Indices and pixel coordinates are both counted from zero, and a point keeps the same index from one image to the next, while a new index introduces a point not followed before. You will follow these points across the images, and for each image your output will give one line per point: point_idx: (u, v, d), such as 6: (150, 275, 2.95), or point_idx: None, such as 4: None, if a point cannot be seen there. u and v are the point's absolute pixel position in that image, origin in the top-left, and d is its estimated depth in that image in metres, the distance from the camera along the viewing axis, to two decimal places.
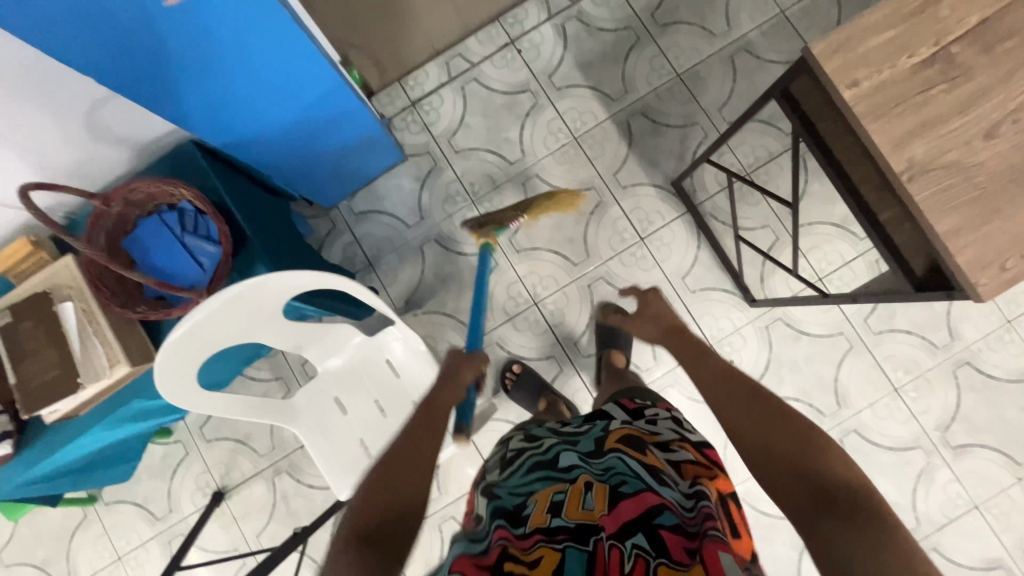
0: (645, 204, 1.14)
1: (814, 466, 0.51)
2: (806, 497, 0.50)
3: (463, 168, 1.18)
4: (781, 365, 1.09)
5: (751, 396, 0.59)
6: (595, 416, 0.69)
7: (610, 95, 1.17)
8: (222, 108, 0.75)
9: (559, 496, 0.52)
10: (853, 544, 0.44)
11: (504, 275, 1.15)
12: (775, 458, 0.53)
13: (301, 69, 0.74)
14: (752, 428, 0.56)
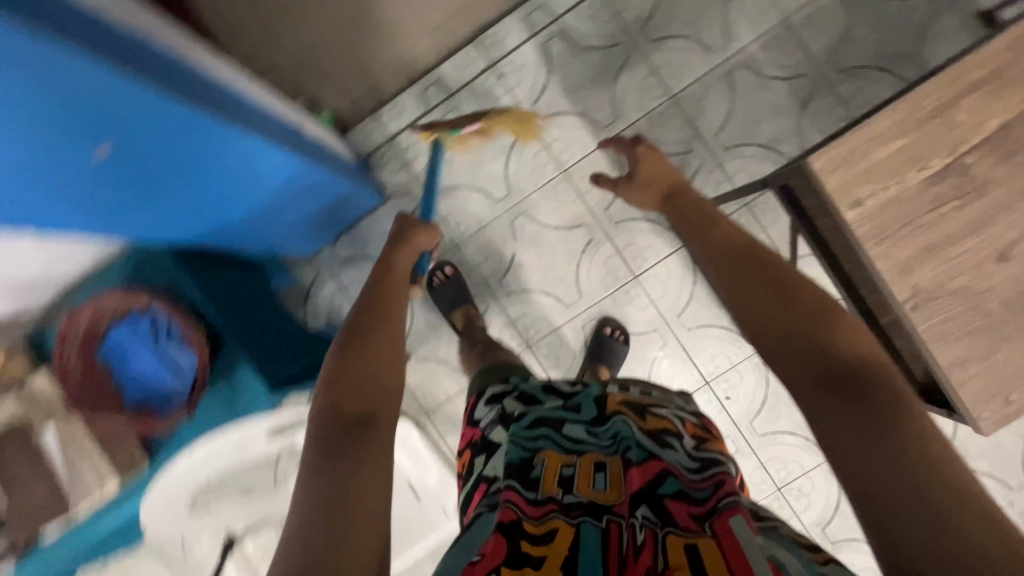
0: (638, 239, 1.10)
1: (830, 341, 0.47)
2: (812, 377, 0.46)
3: (447, 208, 1.13)
4: (778, 398, 1.09)
5: (766, 268, 0.54)
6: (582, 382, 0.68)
7: (598, 121, 1.09)
8: (191, 218, 0.72)
9: (568, 471, 0.51)
10: (860, 424, 0.41)
11: (496, 316, 1.14)
12: (789, 330, 0.49)
13: (263, 174, 0.72)
14: (768, 296, 0.52)
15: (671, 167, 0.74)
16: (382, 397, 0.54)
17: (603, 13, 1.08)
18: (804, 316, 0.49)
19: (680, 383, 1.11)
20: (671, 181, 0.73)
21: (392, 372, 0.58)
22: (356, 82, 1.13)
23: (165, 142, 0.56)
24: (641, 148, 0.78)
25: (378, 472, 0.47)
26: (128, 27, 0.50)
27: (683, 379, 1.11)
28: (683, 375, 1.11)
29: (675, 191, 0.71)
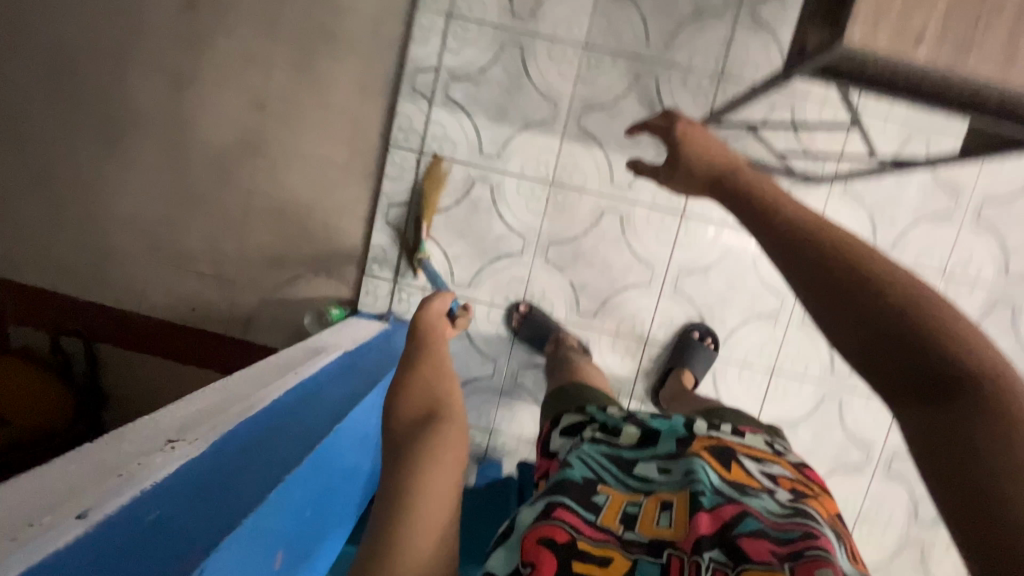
0: (659, 182, 1.04)
1: (928, 334, 0.39)
2: (908, 379, 0.40)
3: (488, 293, 1.09)
4: (882, 205, 1.03)
5: (830, 246, 0.44)
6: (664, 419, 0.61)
7: (545, 119, 1.04)
8: (343, 511, 0.68)
9: (632, 510, 0.49)
10: (965, 435, 0.36)
11: (600, 341, 1.09)
12: (889, 330, 0.40)
13: (355, 448, 0.68)
14: (855, 285, 0.42)
15: (719, 141, 0.56)
16: (443, 407, 0.56)
17: (471, 30, 1.02)
18: (903, 310, 0.40)
19: None
20: (727, 161, 0.54)
21: (447, 386, 0.60)
22: (331, 259, 1.12)
23: (303, 492, 0.52)
24: (675, 127, 0.56)
25: (450, 475, 0.48)
26: (197, 452, 0.46)
27: None
28: None
29: (724, 170, 0.54)
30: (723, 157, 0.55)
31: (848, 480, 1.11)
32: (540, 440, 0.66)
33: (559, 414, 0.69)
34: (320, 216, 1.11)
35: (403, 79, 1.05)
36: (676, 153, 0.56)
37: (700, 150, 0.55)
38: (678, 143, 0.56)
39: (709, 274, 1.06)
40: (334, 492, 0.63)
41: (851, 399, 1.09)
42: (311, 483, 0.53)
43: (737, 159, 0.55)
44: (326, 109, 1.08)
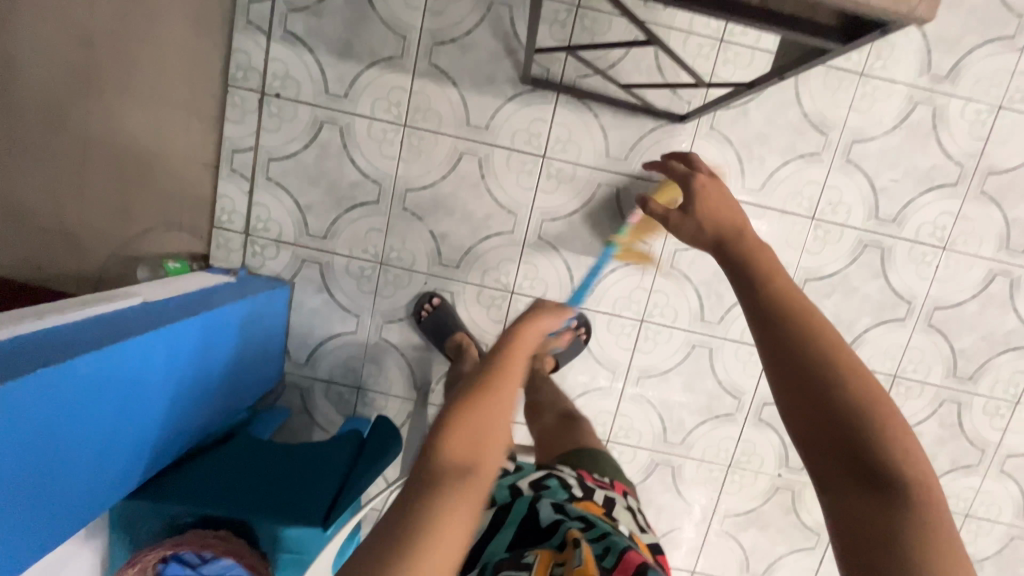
0: (519, 122, 0.99)
1: (872, 439, 0.42)
2: (842, 463, 0.43)
3: (345, 245, 1.04)
4: (750, 145, 0.99)
5: (812, 335, 0.46)
6: (550, 475, 0.74)
7: (393, 55, 0.97)
8: (136, 443, 0.72)
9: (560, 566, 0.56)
10: (885, 541, 0.40)
11: (466, 293, 1.05)
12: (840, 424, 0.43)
13: (161, 367, 0.74)
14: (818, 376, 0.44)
15: (733, 204, 0.61)
16: (480, 473, 0.44)
17: None
18: (847, 410, 0.43)
19: None
20: (734, 221, 0.59)
21: (501, 431, 0.47)
22: (181, 209, 1.05)
23: (24, 420, 0.55)
24: (693, 176, 0.65)
25: (448, 548, 0.40)
26: None
27: None
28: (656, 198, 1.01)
29: (729, 232, 0.57)
30: (733, 219, 0.59)
31: (721, 428, 1.11)
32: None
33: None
34: (166, 163, 1.04)
35: (237, 10, 0.96)
36: (692, 195, 0.64)
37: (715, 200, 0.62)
38: (693, 192, 0.64)
39: (574, 221, 1.02)
40: (106, 425, 0.67)
41: (722, 347, 1.07)
42: (38, 414, 0.57)
43: (740, 218, 0.59)
44: (160, 44, 1.00)
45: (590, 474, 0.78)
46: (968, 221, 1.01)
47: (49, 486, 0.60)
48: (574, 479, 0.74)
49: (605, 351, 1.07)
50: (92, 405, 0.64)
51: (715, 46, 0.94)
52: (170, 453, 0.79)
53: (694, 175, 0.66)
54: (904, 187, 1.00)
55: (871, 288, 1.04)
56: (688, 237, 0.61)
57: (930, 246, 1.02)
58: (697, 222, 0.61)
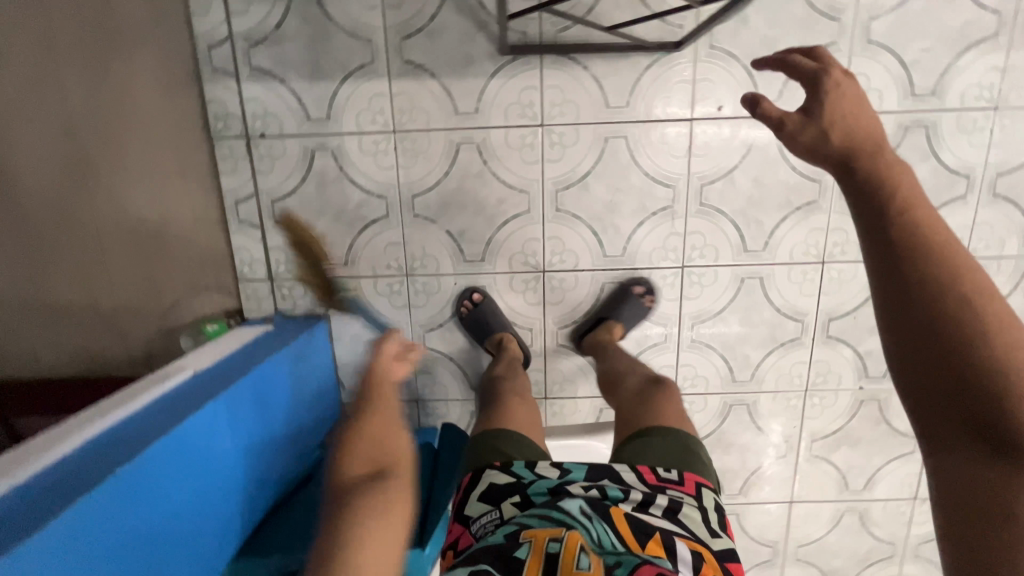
0: (509, 96, 0.93)
1: (995, 399, 0.41)
2: (959, 424, 0.43)
3: (368, 266, 1.02)
4: (758, 53, 0.91)
5: (940, 272, 0.44)
6: (606, 479, 0.76)
7: (365, 62, 0.93)
8: (223, 510, 0.74)
9: (554, 548, 0.61)
10: (987, 495, 0.41)
11: (498, 283, 1.03)
12: (962, 376, 0.42)
13: (225, 433, 0.75)
14: (947, 328, 0.43)
15: (864, 109, 0.52)
16: (389, 469, 0.67)
17: None
18: (976, 374, 0.42)
19: (674, 147, 0.96)
20: (864, 133, 0.51)
21: (398, 453, 0.70)
22: (206, 272, 1.06)
23: (109, 519, 0.57)
24: (824, 73, 0.54)
25: (407, 465, 0.69)
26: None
27: (671, 141, 0.95)
28: (669, 137, 0.95)
29: (862, 148, 0.50)
30: (869, 135, 0.51)
31: (789, 354, 1.06)
32: (459, 492, 0.78)
33: (481, 467, 0.77)
34: (178, 231, 1.04)
35: (199, 60, 0.93)
36: (822, 96, 0.54)
37: (848, 107, 0.53)
38: (826, 89, 0.54)
39: (590, 182, 0.97)
40: (190, 502, 0.68)
41: (773, 272, 1.02)
42: (120, 510, 0.58)
43: (875, 133, 0.51)
44: (139, 116, 0.99)
45: (654, 471, 0.76)
46: (1019, 71, 0.91)
47: (155, 560, 0.62)
48: (631, 478, 0.75)
49: (655, 307, 1.03)
50: (170, 487, 0.65)
51: None
52: (256, 510, 0.81)
53: (826, 71, 0.55)
54: (939, 54, 0.91)
55: (922, 172, 0.96)
56: (805, 146, 0.53)
57: (980, 110, 0.93)
58: (822, 126, 0.52)
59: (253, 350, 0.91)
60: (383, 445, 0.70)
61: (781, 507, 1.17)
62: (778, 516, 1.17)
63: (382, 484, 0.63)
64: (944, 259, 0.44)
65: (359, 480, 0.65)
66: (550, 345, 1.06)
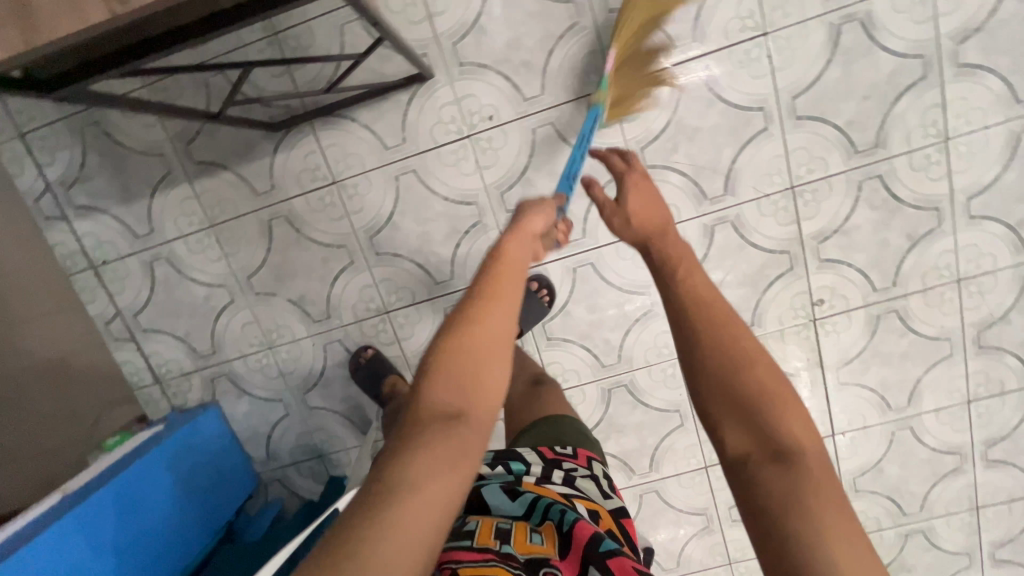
0: (297, 165, 0.99)
1: (763, 409, 0.54)
2: (750, 439, 0.53)
3: (233, 348, 1.10)
4: (507, 55, 0.92)
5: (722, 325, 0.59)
6: (509, 455, 0.72)
7: (164, 174, 1.01)
8: None
9: (505, 526, 0.63)
10: (776, 485, 0.50)
11: (351, 334, 1.08)
12: (734, 393, 0.55)
13: (90, 542, 0.84)
14: (718, 364, 0.56)
15: (655, 206, 0.76)
16: (470, 416, 0.51)
17: (49, 137, 1.00)
18: (745, 394, 0.55)
19: (463, 165, 0.98)
20: (656, 220, 0.74)
21: (492, 395, 0.54)
22: (105, 390, 1.13)
23: None
24: (626, 173, 0.81)
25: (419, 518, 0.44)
26: None
27: (458, 160, 0.97)
28: (454, 156, 0.97)
29: (654, 232, 0.73)
30: (660, 223, 0.74)
31: (648, 327, 1.05)
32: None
33: None
34: (73, 360, 1.08)
35: (33, 213, 1.04)
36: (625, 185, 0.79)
37: (642, 196, 0.78)
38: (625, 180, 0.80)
39: (396, 220, 1.01)
40: None
41: (602, 254, 1.01)
42: None
43: (665, 219, 0.74)
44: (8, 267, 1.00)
45: (551, 448, 0.77)
46: None
47: None
48: (533, 457, 0.74)
49: (554, 302, 1.03)
50: None
51: None
52: None
53: (628, 173, 0.81)
54: (685, 2, 0.89)
55: (712, 118, 0.93)
56: (615, 228, 0.77)
57: (748, 41, 0.90)
58: (625, 213, 0.76)
59: (128, 456, 0.99)
60: (473, 381, 0.53)
61: (700, 474, 1.15)
62: (699, 484, 1.16)
63: (451, 436, 0.49)
64: (726, 328, 0.59)
65: (437, 417, 0.50)
66: None
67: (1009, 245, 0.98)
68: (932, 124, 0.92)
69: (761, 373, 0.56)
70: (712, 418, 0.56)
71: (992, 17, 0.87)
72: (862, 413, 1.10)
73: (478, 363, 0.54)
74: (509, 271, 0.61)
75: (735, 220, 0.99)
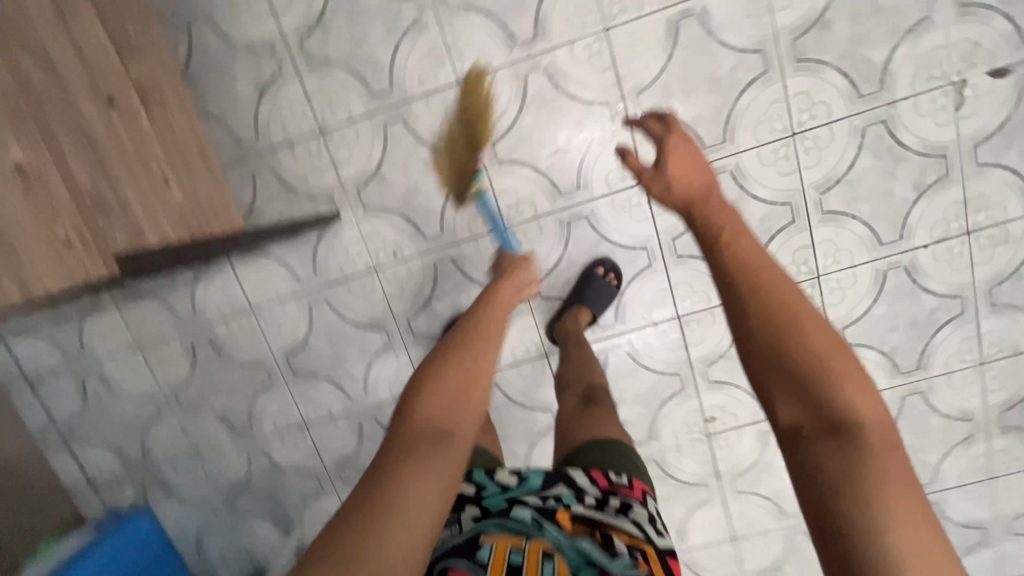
0: (216, 293, 1.05)
1: (816, 376, 0.46)
2: (796, 408, 0.46)
3: (163, 456, 1.16)
4: (407, 200, 0.99)
5: (775, 277, 0.52)
6: (558, 480, 0.67)
7: (93, 300, 1.07)
8: None
9: (516, 559, 0.55)
10: (831, 470, 0.43)
11: (274, 443, 1.14)
12: (786, 368, 0.47)
13: None
14: (767, 337, 0.48)
15: (699, 164, 0.69)
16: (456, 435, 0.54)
17: None
18: (790, 365, 0.47)
19: (371, 295, 1.04)
20: (703, 188, 0.66)
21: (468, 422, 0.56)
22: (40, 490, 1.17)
23: None
24: (664, 137, 0.73)
25: (419, 516, 0.48)
26: None
27: (367, 291, 1.04)
28: (362, 287, 1.04)
29: (697, 198, 0.65)
30: (703, 184, 0.67)
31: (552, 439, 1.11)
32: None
33: None
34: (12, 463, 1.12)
35: None
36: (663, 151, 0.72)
37: (682, 165, 0.70)
38: (667, 144, 0.73)
39: (310, 343, 1.07)
40: None
41: (504, 374, 1.08)
42: None
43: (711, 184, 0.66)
44: None
45: (605, 474, 0.68)
46: (650, 146, 0.95)
47: None
48: (584, 481, 0.67)
49: None
50: None
51: (318, 139, 0.97)
52: None
53: (665, 135, 0.73)
54: (568, 154, 0.96)
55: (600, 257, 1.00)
56: (658, 197, 0.70)
57: (629, 189, 0.97)
58: (665, 183, 0.69)
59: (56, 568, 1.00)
60: (454, 406, 0.56)
61: None
62: None
63: (435, 453, 0.52)
64: (769, 287, 0.51)
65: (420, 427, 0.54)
66: (339, 485, 1.16)
67: (883, 369, 1.04)
68: (803, 262, 0.99)
69: (817, 341, 0.48)
70: (766, 390, 0.48)
71: (852, 170, 0.94)
72: (759, 518, 1.15)
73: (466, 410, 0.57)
74: (497, 316, 0.69)
75: (627, 345, 1.06)
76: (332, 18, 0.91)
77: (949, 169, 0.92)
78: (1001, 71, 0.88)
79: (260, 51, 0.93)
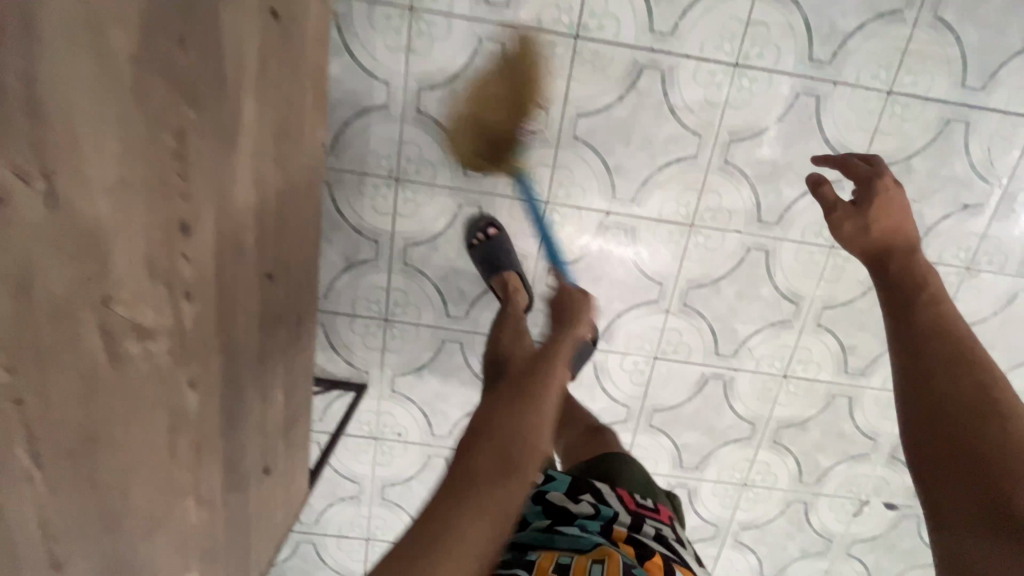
0: None
1: (983, 422, 0.53)
2: (947, 446, 0.54)
3: None
4: (432, 400, 1.08)
5: (939, 320, 0.62)
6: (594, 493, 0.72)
7: None
8: None
9: (564, 560, 0.57)
10: (974, 506, 0.50)
11: None
12: (935, 412, 0.56)
13: None
14: (931, 376, 0.58)
15: (893, 207, 0.71)
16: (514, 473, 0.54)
17: None
18: (963, 406, 0.55)
19: (361, 455, 1.12)
20: (902, 232, 0.70)
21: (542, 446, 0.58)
22: None
23: None
24: (875, 176, 0.72)
25: (482, 530, 0.49)
26: None
27: (358, 451, 1.12)
28: (356, 445, 1.12)
29: (896, 241, 0.70)
30: (898, 221, 0.71)
31: None
32: None
33: None
34: None
35: None
36: (868, 189, 0.72)
37: (880, 203, 0.71)
38: (874, 190, 0.71)
39: None
40: None
41: None
42: None
43: (911, 237, 0.70)
44: None
45: (633, 496, 0.75)
46: (642, 448, 1.12)
47: None
48: (616, 501, 0.72)
49: None
50: None
51: (380, 324, 1.02)
52: None
53: (878, 176, 0.72)
54: None
55: None
56: (847, 236, 0.72)
57: None
58: (864, 221, 0.71)
59: None
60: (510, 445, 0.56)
61: None
62: None
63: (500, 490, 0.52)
64: (941, 333, 0.61)
65: (489, 471, 0.53)
66: None
67: None
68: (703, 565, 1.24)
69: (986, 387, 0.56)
70: (909, 423, 0.58)
71: (768, 522, 1.19)
72: None
73: (488, 442, 0.56)
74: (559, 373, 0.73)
75: None
76: (444, 242, 0.97)
77: (827, 549, 1.22)
78: (890, 506, 1.18)
79: (365, 234, 0.96)
